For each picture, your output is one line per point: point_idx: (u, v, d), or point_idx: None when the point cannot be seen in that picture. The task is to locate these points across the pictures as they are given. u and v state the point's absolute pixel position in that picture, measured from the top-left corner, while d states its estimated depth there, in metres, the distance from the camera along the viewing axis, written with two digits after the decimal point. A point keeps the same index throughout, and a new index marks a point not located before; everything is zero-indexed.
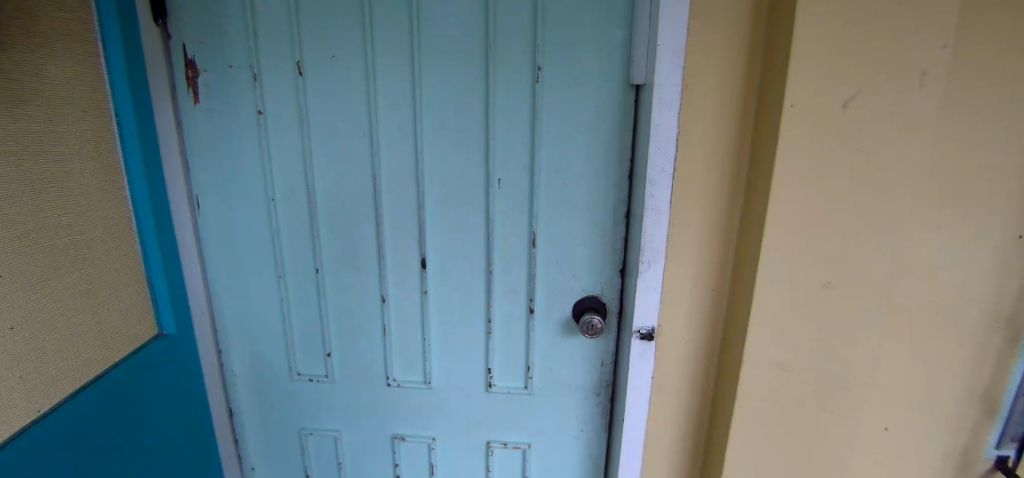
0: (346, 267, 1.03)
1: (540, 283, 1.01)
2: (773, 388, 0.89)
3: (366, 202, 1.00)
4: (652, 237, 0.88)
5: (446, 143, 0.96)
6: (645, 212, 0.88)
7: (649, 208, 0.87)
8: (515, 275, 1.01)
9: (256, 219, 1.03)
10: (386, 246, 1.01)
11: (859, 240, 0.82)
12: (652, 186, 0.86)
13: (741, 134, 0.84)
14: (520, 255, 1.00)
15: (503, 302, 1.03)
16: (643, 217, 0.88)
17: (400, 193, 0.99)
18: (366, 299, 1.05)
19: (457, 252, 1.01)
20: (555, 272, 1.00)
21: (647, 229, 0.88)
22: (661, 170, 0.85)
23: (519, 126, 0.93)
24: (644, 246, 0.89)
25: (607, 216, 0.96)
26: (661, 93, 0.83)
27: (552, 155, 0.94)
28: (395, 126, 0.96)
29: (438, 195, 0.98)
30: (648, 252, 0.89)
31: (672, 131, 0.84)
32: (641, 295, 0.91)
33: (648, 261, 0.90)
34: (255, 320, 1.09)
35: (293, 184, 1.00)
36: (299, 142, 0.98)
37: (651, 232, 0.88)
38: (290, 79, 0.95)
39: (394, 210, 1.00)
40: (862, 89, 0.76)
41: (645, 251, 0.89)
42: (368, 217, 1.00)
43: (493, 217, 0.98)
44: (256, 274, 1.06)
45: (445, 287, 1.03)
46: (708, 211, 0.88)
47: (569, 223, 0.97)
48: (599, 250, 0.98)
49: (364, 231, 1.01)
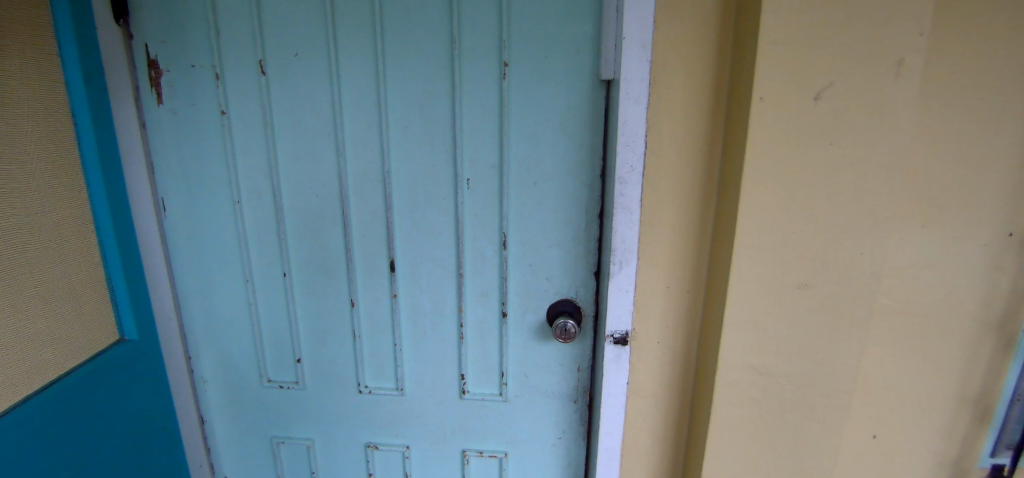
0: (315, 272, 1.01)
1: (513, 286, 0.98)
2: (752, 395, 0.85)
3: (332, 204, 0.97)
4: (623, 236, 0.85)
5: (412, 143, 0.93)
6: (615, 210, 0.84)
7: (619, 205, 0.84)
8: (486, 278, 0.98)
9: (221, 223, 1.00)
10: (356, 250, 0.99)
11: (838, 240, 0.78)
12: (622, 183, 0.83)
13: (713, 129, 0.81)
14: (492, 258, 0.97)
15: (475, 306, 1.00)
16: (614, 214, 0.84)
17: (366, 195, 0.96)
18: (336, 303, 1.02)
19: (426, 254, 0.98)
20: (527, 274, 0.97)
21: (616, 227, 0.85)
22: (631, 166, 0.82)
23: (487, 124, 0.91)
24: (615, 247, 0.86)
25: (579, 216, 0.93)
26: (628, 88, 0.80)
27: (520, 153, 0.91)
28: (361, 126, 0.93)
29: (407, 196, 0.95)
30: (620, 252, 0.86)
31: (640, 126, 0.81)
32: (614, 297, 0.88)
33: (619, 261, 0.86)
34: (224, 326, 1.06)
35: (258, 186, 0.98)
36: (263, 142, 0.96)
37: (621, 231, 0.85)
38: (252, 79, 0.93)
39: (361, 213, 0.97)
40: (834, 82, 0.73)
41: (616, 252, 0.86)
42: (335, 219, 0.98)
43: (462, 220, 0.95)
44: (223, 278, 1.03)
45: (415, 291, 1.00)
46: (682, 210, 0.85)
47: (540, 224, 0.94)
48: (572, 251, 0.95)
49: (330, 233, 0.98)
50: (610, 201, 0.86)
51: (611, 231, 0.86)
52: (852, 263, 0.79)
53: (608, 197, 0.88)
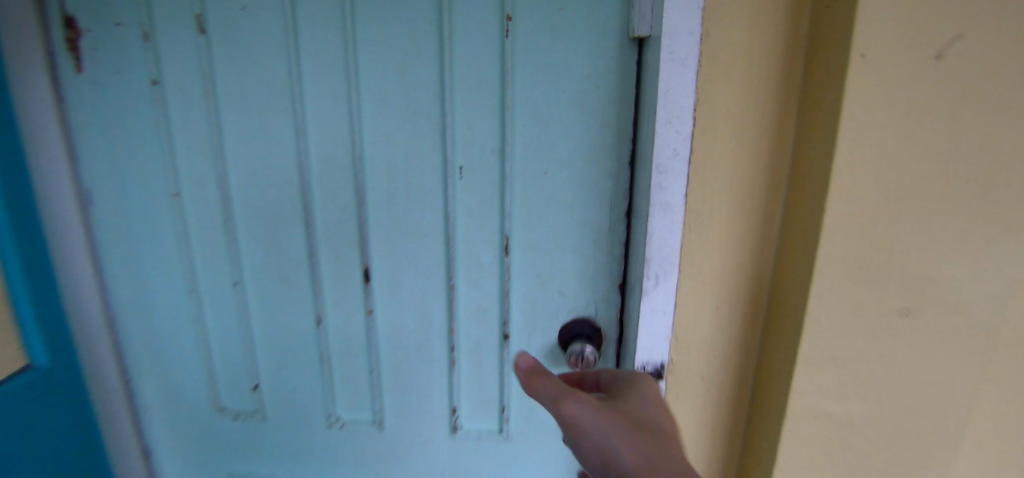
0: (273, 281, 0.82)
1: (516, 303, 0.78)
2: (824, 451, 0.66)
3: (291, 199, 0.78)
4: (661, 242, 0.65)
5: (390, 121, 0.73)
6: (651, 208, 0.64)
7: (656, 201, 0.63)
8: (483, 292, 0.78)
9: (159, 221, 0.82)
10: (321, 255, 0.79)
11: (953, 251, 0.58)
12: (662, 172, 0.62)
13: (785, 102, 0.61)
14: (490, 267, 0.77)
15: (470, 326, 0.80)
16: (649, 213, 0.64)
17: (333, 186, 0.76)
18: (299, 319, 0.83)
19: (408, 261, 0.78)
20: (534, 287, 0.77)
21: (652, 231, 0.64)
22: (674, 149, 0.61)
23: (485, 97, 0.71)
24: (650, 256, 0.65)
25: (601, 215, 0.74)
26: (672, 44, 0.59)
27: (527, 134, 0.72)
28: (327, 100, 0.74)
29: (384, 189, 0.76)
30: (656, 263, 0.65)
31: (687, 97, 0.60)
32: (646, 322, 0.68)
33: (655, 275, 0.66)
34: (166, 344, 0.88)
35: (201, 176, 0.79)
36: (205, 121, 0.76)
37: (659, 236, 0.64)
38: (189, 39, 0.74)
39: (326, 209, 0.77)
40: (962, 33, 0.53)
41: (652, 263, 0.65)
42: (295, 216, 0.78)
43: (453, 219, 0.75)
44: (164, 287, 0.85)
45: (395, 307, 0.80)
46: (739, 209, 0.64)
47: (550, 224, 0.75)
48: (591, 258, 0.76)
49: (290, 234, 0.79)
50: (644, 196, 0.66)
51: (644, 236, 0.65)
52: (970, 283, 0.59)
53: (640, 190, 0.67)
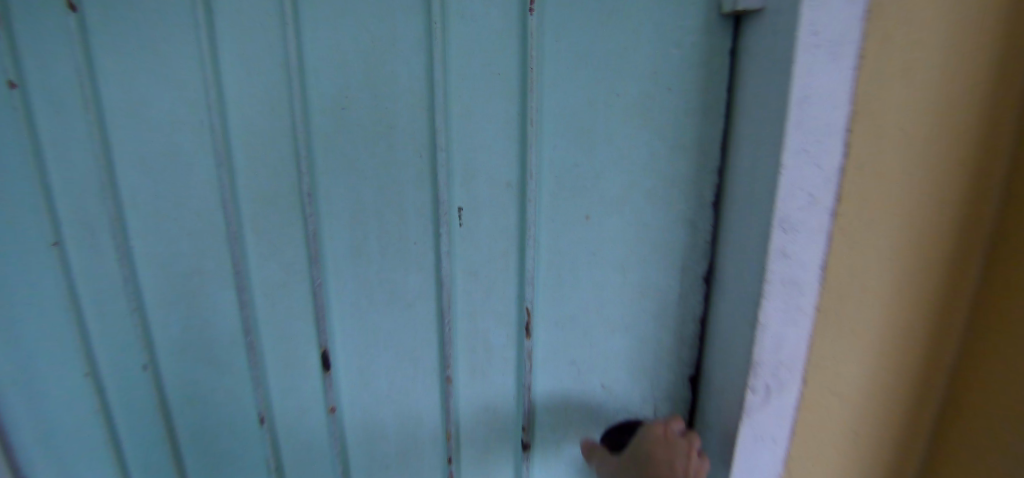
0: (199, 365, 0.58)
1: (540, 400, 0.54)
2: None
3: (218, 253, 0.54)
4: (778, 338, 0.41)
5: (356, 142, 0.49)
6: (767, 288, 0.39)
7: (776, 278, 0.39)
8: (494, 386, 0.54)
9: (33, 282, 0.57)
10: (262, 331, 0.55)
11: None
12: (790, 232, 0.38)
13: (1000, 116, 0.36)
14: (504, 352, 0.53)
15: (475, 432, 0.56)
16: (763, 296, 0.39)
17: (273, 235, 0.52)
18: (238, 416, 0.59)
19: (387, 343, 0.54)
20: (567, 379, 0.53)
21: (766, 322, 0.40)
22: (810, 194, 0.37)
23: (500, 107, 0.47)
24: (760, 360, 0.41)
25: (667, 281, 0.49)
26: (817, 19, 0.34)
27: (559, 161, 0.47)
28: (261, 110, 0.49)
29: (348, 242, 0.51)
30: (768, 368, 0.41)
31: (834, 109, 0.36)
32: (748, 454, 0.44)
33: (764, 387, 0.42)
34: (57, 447, 0.64)
35: (87, 220, 0.54)
36: (85, 141, 0.52)
37: (776, 329, 0.40)
38: (54, 19, 0.49)
39: (266, 268, 0.53)
40: None
41: (760, 370, 0.41)
42: (224, 277, 0.54)
43: (450, 284, 0.51)
44: (46, 371, 0.60)
45: (369, 404, 0.56)
46: (904, 288, 0.40)
47: (592, 292, 0.50)
48: (650, 340, 0.51)
49: (217, 301, 0.55)
50: (749, 264, 0.41)
51: (751, 328, 0.41)
52: None
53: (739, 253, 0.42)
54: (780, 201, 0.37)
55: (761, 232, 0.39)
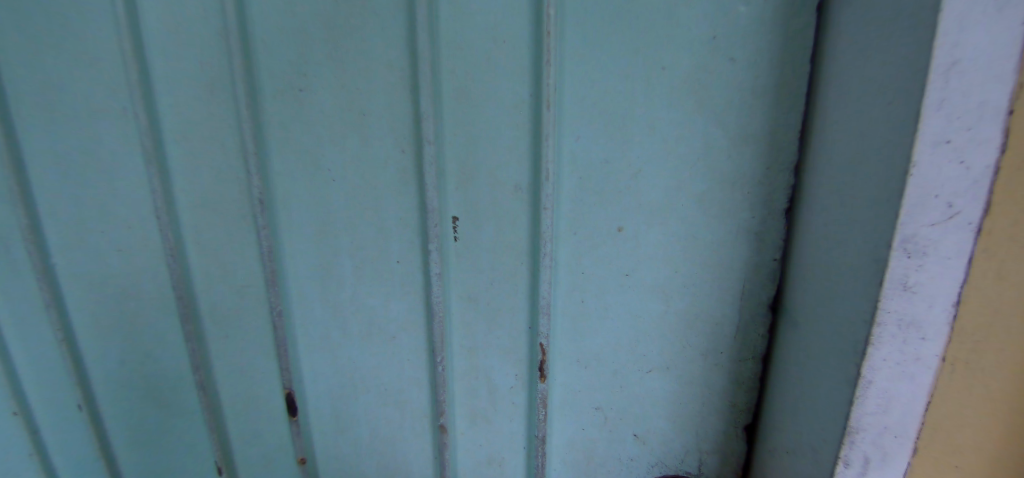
0: (140, 407, 0.47)
1: (556, 452, 0.44)
2: None
3: (156, 275, 0.43)
4: (887, 398, 0.30)
5: (321, 135, 0.38)
6: (877, 332, 0.29)
7: (892, 319, 0.28)
8: (500, 436, 0.43)
9: None
10: (215, 368, 0.45)
11: None
12: (915, 256, 0.27)
13: None
14: (511, 397, 0.42)
15: None
16: (872, 343, 0.29)
17: (220, 252, 0.41)
18: (194, 465, 0.49)
19: (366, 385, 0.43)
20: (591, 429, 0.43)
21: (873, 377, 0.29)
22: (949, 203, 0.26)
23: (507, 87, 0.35)
24: (860, 425, 0.30)
25: (722, 308, 0.38)
26: None
27: (583, 156, 0.36)
28: (199, 95, 0.38)
29: (313, 262, 0.40)
30: (870, 437, 0.30)
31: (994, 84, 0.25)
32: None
33: (865, 459, 0.31)
34: None
35: None
36: None
37: (884, 386, 0.29)
38: None
39: (214, 292, 0.42)
40: None
41: (860, 437, 0.31)
42: (165, 301, 0.44)
43: (443, 314, 0.40)
44: None
45: (347, 455, 0.46)
46: None
47: (624, 324, 0.39)
48: (697, 384, 0.40)
49: (158, 331, 0.45)
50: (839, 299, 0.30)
51: (848, 386, 0.30)
52: None
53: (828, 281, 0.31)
54: (906, 215, 0.27)
55: (871, 258, 0.28)
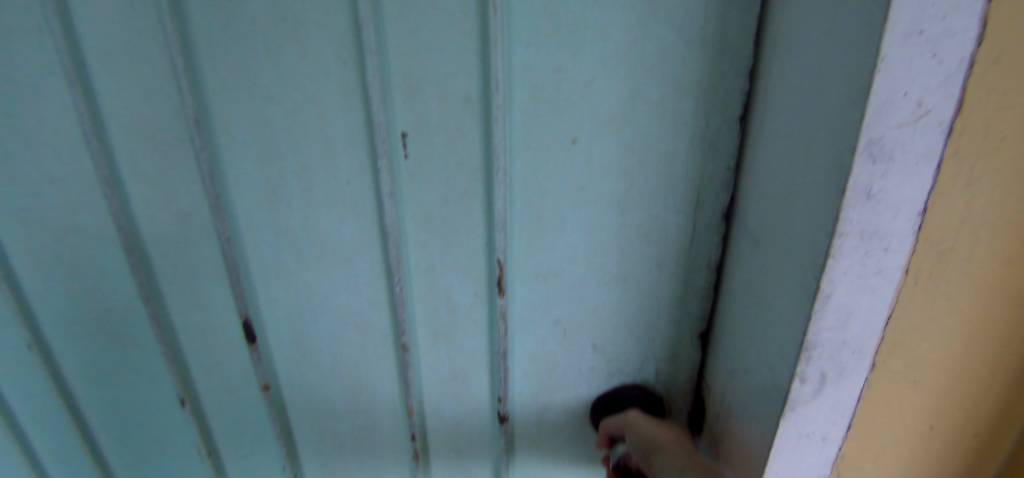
0: (96, 341, 0.46)
1: (518, 367, 0.45)
2: None
3: (91, 206, 0.40)
4: (847, 312, 0.29)
5: (250, 43, 0.34)
6: (838, 244, 0.27)
7: (853, 230, 0.26)
8: (461, 354, 0.44)
9: None
10: (167, 298, 0.44)
11: None
12: (880, 161, 0.25)
13: None
14: (471, 315, 0.42)
15: (441, 406, 0.47)
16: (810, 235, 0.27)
17: (157, 177, 0.39)
18: (157, 395, 0.49)
19: (325, 309, 0.43)
20: (549, 342, 0.44)
21: (833, 290, 0.28)
22: (917, 103, 0.24)
23: None
24: (818, 342, 0.29)
25: (675, 218, 0.39)
26: None
27: (537, 63, 0.34)
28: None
29: (258, 185, 0.38)
30: (827, 351, 0.30)
31: None
32: (790, 454, 0.33)
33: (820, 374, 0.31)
34: None
35: None
36: None
37: (842, 300, 0.28)
38: None
39: (156, 220, 0.40)
40: None
41: (818, 354, 0.30)
42: (105, 231, 0.41)
43: (397, 234, 0.39)
44: None
45: (313, 380, 0.47)
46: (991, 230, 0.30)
47: (580, 238, 0.40)
48: (650, 293, 0.42)
49: (103, 261, 0.43)
50: (795, 215, 0.29)
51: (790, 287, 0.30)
52: None
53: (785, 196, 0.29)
54: (874, 115, 0.23)
55: None
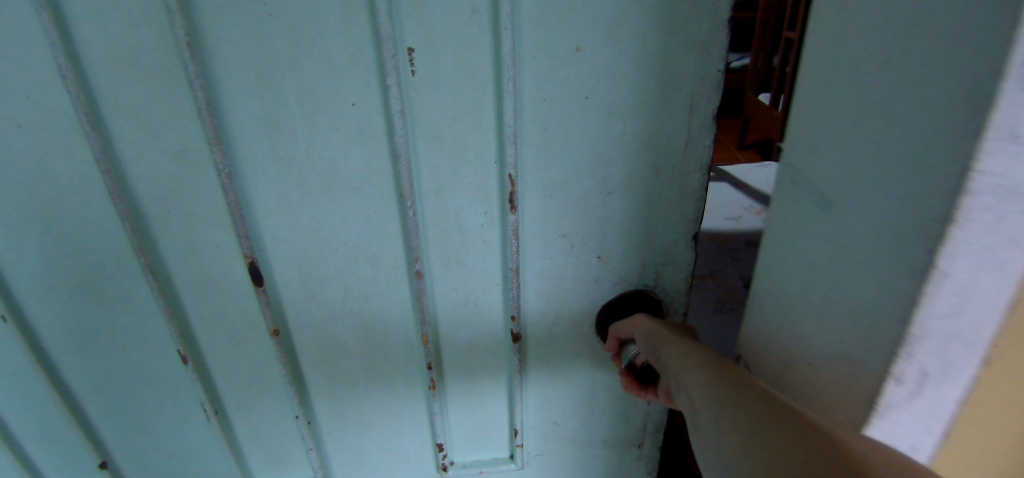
0: (84, 303, 0.44)
1: (529, 283, 0.47)
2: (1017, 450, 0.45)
3: (69, 151, 0.37)
4: (961, 289, 0.27)
5: None
6: (968, 203, 0.24)
7: (987, 183, 0.24)
8: (475, 276, 0.46)
9: None
10: (164, 247, 0.42)
11: None
12: None
13: None
14: (483, 235, 0.44)
15: (455, 329, 0.49)
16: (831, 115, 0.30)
17: (146, 113, 0.36)
18: (156, 355, 0.47)
19: (335, 245, 0.43)
20: (558, 256, 0.46)
21: (950, 268, 0.26)
22: None
23: None
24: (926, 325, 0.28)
25: (671, 125, 0.41)
26: None
27: None
28: None
29: (258, 115, 0.37)
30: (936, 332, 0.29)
31: None
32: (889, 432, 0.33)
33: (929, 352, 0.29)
34: None
35: None
36: None
37: (962, 274, 0.27)
38: None
39: (147, 161, 0.38)
40: None
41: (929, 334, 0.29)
42: (86, 178, 0.38)
43: (409, 157, 0.39)
44: None
45: (325, 319, 0.47)
46: None
47: (587, 150, 0.41)
48: (652, 200, 0.44)
49: (86, 214, 0.40)
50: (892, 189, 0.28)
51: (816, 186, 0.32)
52: None
53: (871, 170, 0.29)
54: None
55: None
